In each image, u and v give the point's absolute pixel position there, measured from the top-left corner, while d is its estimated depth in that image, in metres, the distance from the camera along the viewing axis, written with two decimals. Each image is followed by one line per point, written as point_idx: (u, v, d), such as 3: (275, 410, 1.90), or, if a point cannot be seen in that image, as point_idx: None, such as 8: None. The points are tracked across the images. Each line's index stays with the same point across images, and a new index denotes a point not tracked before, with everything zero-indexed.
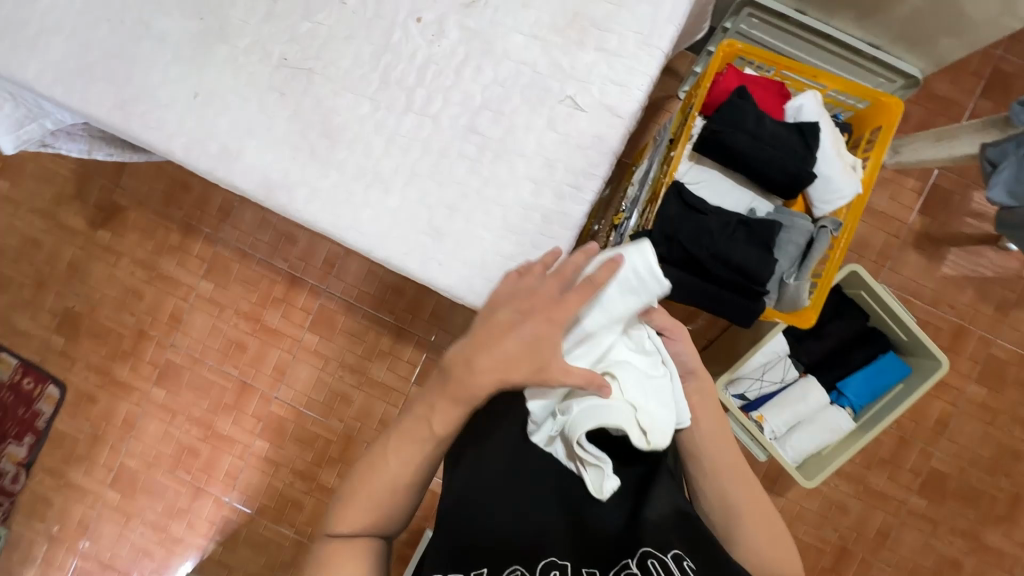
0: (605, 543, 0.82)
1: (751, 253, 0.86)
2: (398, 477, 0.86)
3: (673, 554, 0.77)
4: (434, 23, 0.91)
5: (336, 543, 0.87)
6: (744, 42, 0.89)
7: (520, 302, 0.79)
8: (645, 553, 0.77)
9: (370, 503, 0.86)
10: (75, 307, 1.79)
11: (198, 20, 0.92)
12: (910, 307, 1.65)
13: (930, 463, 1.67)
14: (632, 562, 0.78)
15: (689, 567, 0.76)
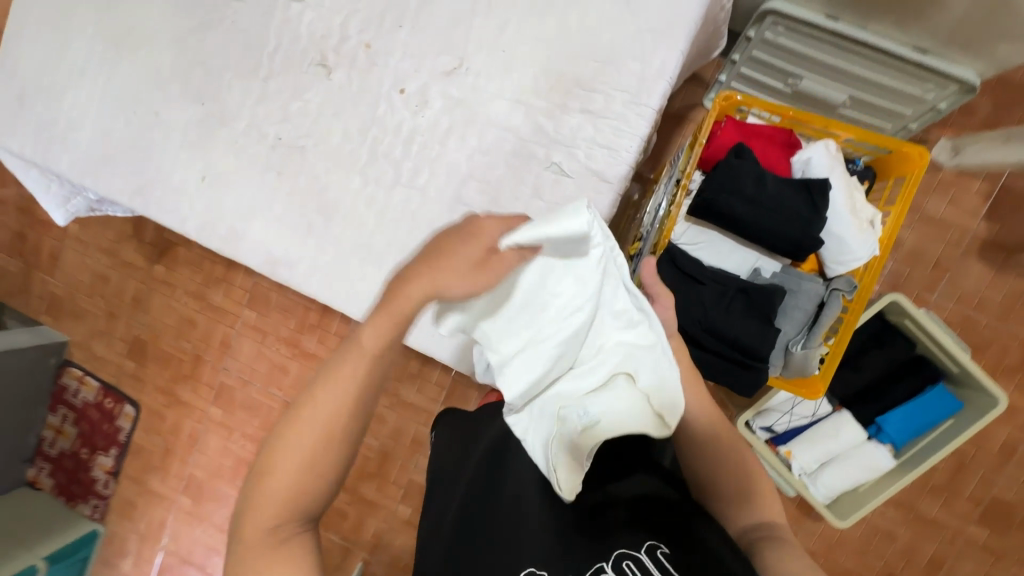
0: (575, 536, 0.78)
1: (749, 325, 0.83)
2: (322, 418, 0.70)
3: (648, 547, 0.74)
4: (416, 94, 0.90)
5: (273, 535, 0.70)
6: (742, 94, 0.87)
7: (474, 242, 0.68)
8: (620, 554, 0.74)
9: (297, 465, 0.70)
10: (141, 335, 1.99)
11: (200, 106, 0.97)
12: (973, 323, 1.49)
13: (993, 491, 1.53)
14: (606, 564, 0.73)
15: (665, 555, 0.73)
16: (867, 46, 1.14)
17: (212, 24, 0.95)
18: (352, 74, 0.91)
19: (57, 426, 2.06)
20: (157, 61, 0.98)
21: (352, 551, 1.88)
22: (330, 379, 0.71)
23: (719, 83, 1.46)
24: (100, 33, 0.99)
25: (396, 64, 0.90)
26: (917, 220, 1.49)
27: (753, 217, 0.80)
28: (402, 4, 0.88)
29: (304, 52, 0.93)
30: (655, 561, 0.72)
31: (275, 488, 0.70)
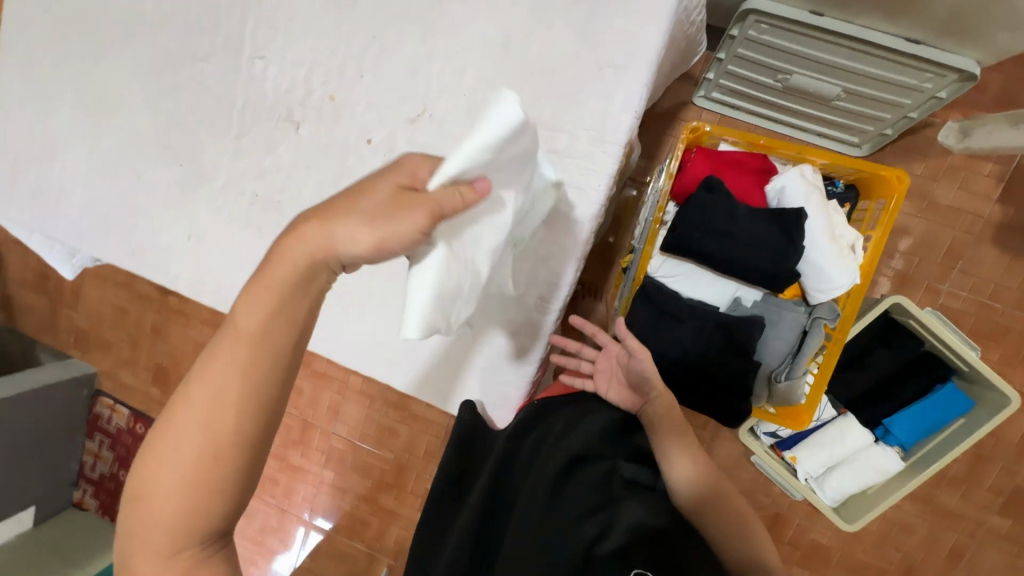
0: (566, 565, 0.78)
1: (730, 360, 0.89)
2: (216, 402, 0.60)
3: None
4: (384, 142, 0.90)
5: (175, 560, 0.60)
6: (709, 125, 0.94)
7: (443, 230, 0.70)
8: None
9: (188, 458, 0.59)
10: (163, 363, 2.07)
11: (179, 167, 0.99)
12: (988, 312, 1.44)
13: (1015, 481, 1.48)
14: None
15: None
16: (856, 41, 1.08)
17: (183, 86, 0.97)
18: (320, 127, 0.92)
19: (94, 451, 2.16)
20: (136, 125, 1.00)
21: (377, 557, 1.95)
22: (207, 371, 0.61)
23: (707, 81, 1.41)
24: (80, 101, 1.02)
25: (361, 114, 0.90)
26: (925, 208, 1.43)
27: (727, 252, 0.84)
28: (362, 54, 0.88)
29: (272, 108, 0.93)
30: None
31: (166, 481, 0.59)
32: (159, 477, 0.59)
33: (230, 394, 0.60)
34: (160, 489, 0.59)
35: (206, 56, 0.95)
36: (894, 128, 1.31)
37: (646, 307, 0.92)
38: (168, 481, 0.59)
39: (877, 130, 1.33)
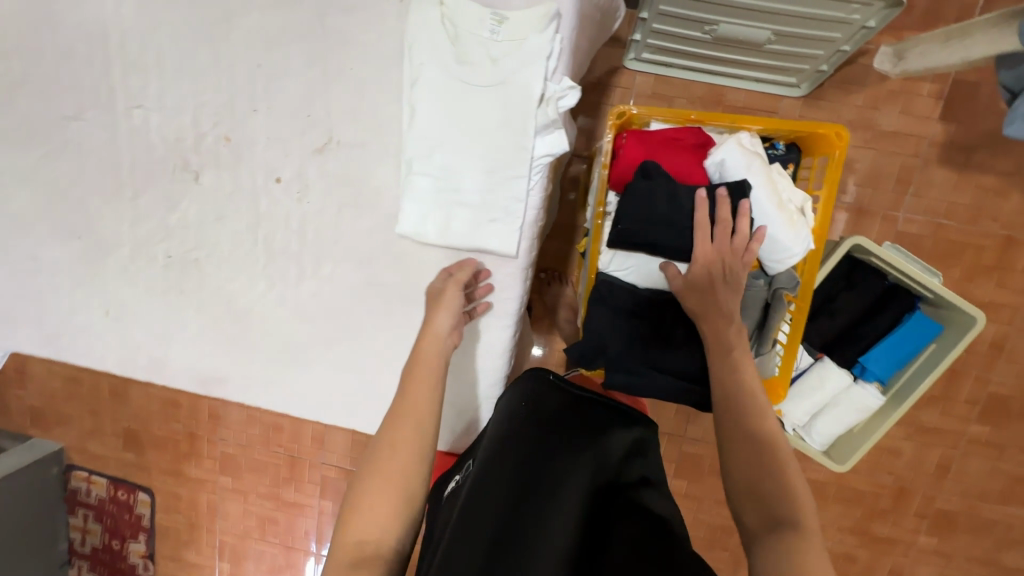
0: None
1: (694, 355, 0.90)
2: (404, 437, 0.69)
3: None
4: (295, 179, 0.82)
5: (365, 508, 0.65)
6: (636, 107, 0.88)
7: (483, 209, 0.76)
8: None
9: (392, 481, 0.66)
10: (131, 426, 1.97)
11: (77, 240, 0.89)
12: (944, 231, 1.44)
13: (988, 389, 1.52)
14: None
15: None
16: None
17: (58, 151, 0.86)
18: (222, 173, 0.83)
19: (81, 526, 2.06)
20: (14, 201, 0.89)
21: None
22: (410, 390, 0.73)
23: (635, 42, 1.34)
24: None
25: (263, 151, 0.81)
26: (870, 138, 1.41)
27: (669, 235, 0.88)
28: (250, 87, 0.79)
29: (164, 161, 0.84)
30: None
31: (371, 507, 0.65)
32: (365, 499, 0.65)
33: (410, 427, 0.70)
34: (364, 516, 0.65)
35: (77, 114, 0.84)
36: (829, 63, 1.28)
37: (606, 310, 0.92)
38: (370, 504, 0.65)
39: (813, 67, 1.28)
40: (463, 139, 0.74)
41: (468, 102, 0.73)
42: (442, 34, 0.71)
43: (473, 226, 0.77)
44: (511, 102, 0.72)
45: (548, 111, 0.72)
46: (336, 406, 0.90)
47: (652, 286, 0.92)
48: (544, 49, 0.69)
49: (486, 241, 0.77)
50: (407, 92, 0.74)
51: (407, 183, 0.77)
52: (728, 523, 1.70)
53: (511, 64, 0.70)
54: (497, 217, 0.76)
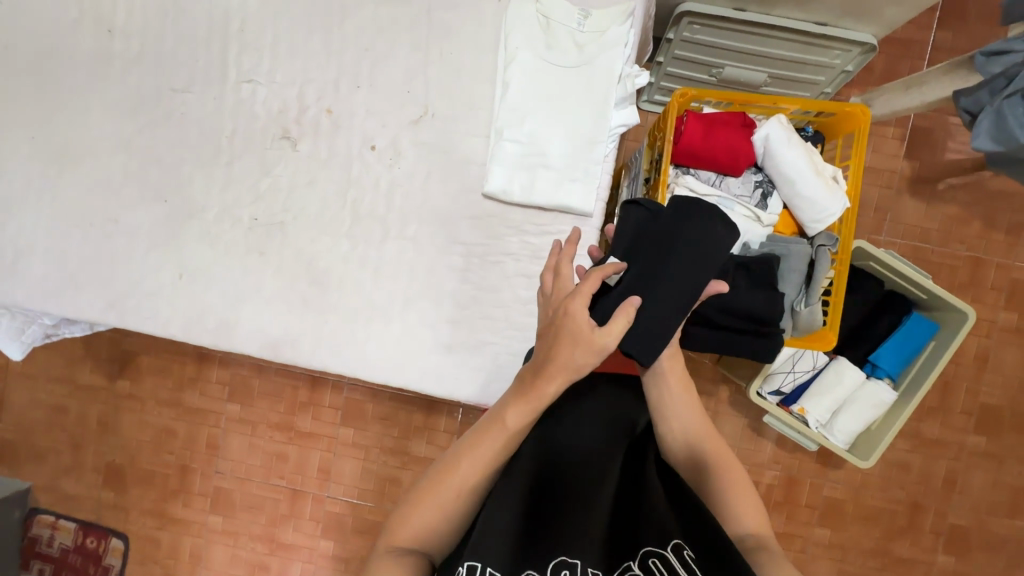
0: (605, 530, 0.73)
1: (758, 296, 0.86)
2: (467, 483, 0.74)
3: (673, 544, 0.68)
4: (389, 147, 0.91)
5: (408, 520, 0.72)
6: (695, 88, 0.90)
7: (569, 169, 0.86)
8: (645, 552, 0.69)
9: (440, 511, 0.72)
10: (116, 459, 1.82)
11: (164, 203, 0.94)
12: (921, 253, 1.63)
13: (979, 400, 1.64)
14: (632, 562, 0.69)
15: (690, 556, 0.67)
16: (772, 28, 1.24)
17: (163, 121, 0.93)
18: (319, 142, 0.91)
19: None
20: (107, 166, 0.94)
21: None
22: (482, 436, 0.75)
23: (649, 85, 1.55)
24: (39, 153, 0.95)
25: (362, 122, 0.91)
26: None
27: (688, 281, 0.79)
28: (356, 66, 0.90)
29: (265, 130, 0.92)
30: (685, 563, 0.67)
31: (418, 518, 0.72)
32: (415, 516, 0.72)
33: (476, 476, 0.74)
34: (412, 527, 0.72)
35: (187, 87, 0.92)
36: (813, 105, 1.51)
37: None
38: (418, 519, 0.72)
39: None
40: (550, 112, 0.86)
41: (557, 81, 0.86)
42: (536, 25, 0.85)
43: (557, 187, 0.86)
44: (594, 80, 0.85)
45: (624, 88, 0.86)
46: (406, 368, 0.91)
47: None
48: (624, 37, 0.84)
49: (569, 198, 0.86)
50: (504, 72, 0.86)
51: (495, 149, 0.87)
52: None
53: (595, 49, 0.84)
54: (580, 177, 0.86)
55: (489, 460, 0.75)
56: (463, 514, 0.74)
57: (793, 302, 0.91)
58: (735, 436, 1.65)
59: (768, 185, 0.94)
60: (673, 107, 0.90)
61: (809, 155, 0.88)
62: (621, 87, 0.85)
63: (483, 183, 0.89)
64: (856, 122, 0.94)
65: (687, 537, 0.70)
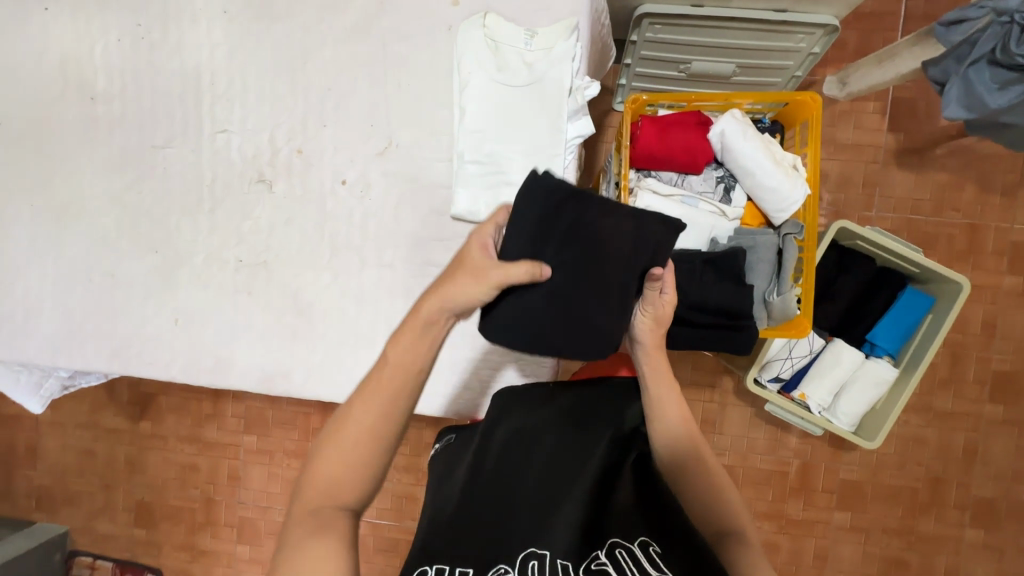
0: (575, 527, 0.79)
1: (726, 290, 0.89)
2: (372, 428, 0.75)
3: (639, 542, 0.76)
4: (358, 179, 0.95)
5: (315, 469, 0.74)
6: (646, 93, 0.94)
7: None
8: (612, 543, 0.76)
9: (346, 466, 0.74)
10: (145, 498, 1.89)
11: (155, 254, 0.99)
12: (915, 225, 1.61)
13: (992, 367, 1.61)
14: (598, 552, 0.75)
15: (655, 552, 0.74)
16: (732, 21, 1.25)
17: (148, 176, 0.99)
18: (292, 181, 0.96)
19: None
20: (101, 223, 1.00)
21: None
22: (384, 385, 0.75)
23: (621, 86, 1.57)
24: (40, 217, 1.01)
25: (332, 158, 0.95)
26: (833, 151, 1.62)
27: (649, 239, 0.82)
28: (321, 106, 0.94)
29: (241, 175, 0.97)
30: (648, 556, 0.74)
31: (325, 473, 0.74)
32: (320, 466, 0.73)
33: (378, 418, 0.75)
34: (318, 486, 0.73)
35: (167, 142, 0.98)
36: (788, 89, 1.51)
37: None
38: (325, 477, 0.73)
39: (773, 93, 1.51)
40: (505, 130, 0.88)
41: (510, 100, 0.88)
42: (486, 50, 0.88)
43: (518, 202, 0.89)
44: (545, 96, 0.88)
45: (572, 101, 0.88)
46: None
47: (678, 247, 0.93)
48: (570, 51, 0.86)
49: None
50: (459, 97, 0.89)
51: (455, 171, 0.91)
52: (772, 537, 1.66)
53: (543, 66, 0.87)
54: None
55: (386, 403, 0.75)
56: (370, 463, 0.74)
57: (765, 293, 0.94)
58: (742, 426, 1.65)
59: (730, 178, 0.95)
60: (628, 114, 0.93)
61: (767, 146, 0.90)
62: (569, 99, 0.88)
63: (450, 206, 0.93)
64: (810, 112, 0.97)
65: (654, 534, 0.77)
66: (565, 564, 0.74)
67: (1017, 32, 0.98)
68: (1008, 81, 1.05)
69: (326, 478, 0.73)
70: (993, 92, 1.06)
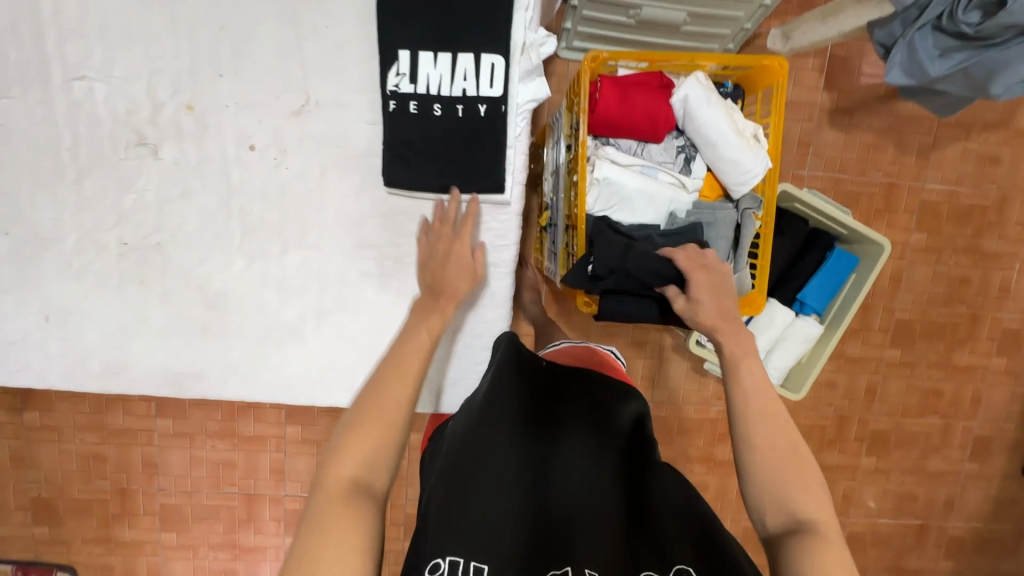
0: (604, 534, 0.74)
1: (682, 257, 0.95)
2: (404, 403, 0.73)
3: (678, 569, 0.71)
4: (269, 145, 0.91)
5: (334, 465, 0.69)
6: (607, 52, 0.95)
7: (460, 164, 0.91)
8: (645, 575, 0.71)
9: (372, 443, 0.70)
10: (42, 494, 1.69)
11: (5, 236, 0.92)
12: (842, 184, 1.67)
13: (895, 316, 1.76)
14: None
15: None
16: None
17: None
18: (183, 143, 0.90)
19: None
20: None
21: None
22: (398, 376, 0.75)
23: (566, 31, 1.43)
24: None
25: (233, 117, 0.89)
26: None
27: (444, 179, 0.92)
28: (213, 52, 0.86)
29: (115, 137, 0.89)
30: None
31: (354, 455, 0.69)
32: (348, 446, 0.69)
33: (406, 391, 0.74)
34: (352, 454, 0.69)
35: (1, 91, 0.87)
36: (734, 42, 1.46)
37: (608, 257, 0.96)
38: (361, 444, 0.70)
39: (721, 46, 1.45)
40: (451, 116, 0.89)
41: (456, 79, 0.87)
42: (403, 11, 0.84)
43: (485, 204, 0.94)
44: (495, 62, 0.87)
45: (527, 59, 0.90)
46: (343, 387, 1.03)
47: (636, 223, 0.98)
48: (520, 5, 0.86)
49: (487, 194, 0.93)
50: (393, 75, 0.86)
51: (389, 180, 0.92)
52: (703, 478, 1.79)
53: (484, 37, 0.86)
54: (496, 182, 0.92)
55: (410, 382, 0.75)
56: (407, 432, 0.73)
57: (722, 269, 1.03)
58: (678, 379, 1.72)
59: (691, 149, 1.01)
60: (587, 73, 0.94)
61: (728, 119, 0.94)
62: (524, 59, 0.89)
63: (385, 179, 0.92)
64: (773, 78, 1.00)
65: (692, 561, 0.72)
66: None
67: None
68: (949, 49, 1.05)
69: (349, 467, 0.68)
70: (933, 59, 1.06)
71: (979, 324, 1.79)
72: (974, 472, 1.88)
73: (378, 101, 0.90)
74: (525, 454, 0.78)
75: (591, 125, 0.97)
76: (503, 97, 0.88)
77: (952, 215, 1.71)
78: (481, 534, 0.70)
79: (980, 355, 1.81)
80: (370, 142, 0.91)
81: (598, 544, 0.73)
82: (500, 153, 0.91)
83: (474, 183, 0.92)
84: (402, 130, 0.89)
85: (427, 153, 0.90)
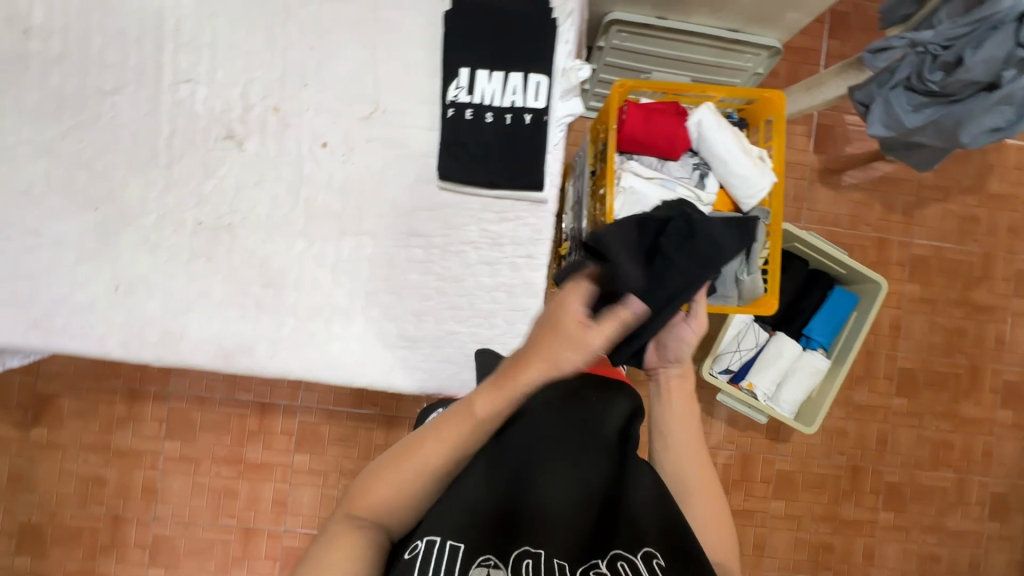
0: (579, 527, 0.79)
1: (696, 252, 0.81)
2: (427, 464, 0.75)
3: (644, 553, 0.76)
4: (339, 143, 1.09)
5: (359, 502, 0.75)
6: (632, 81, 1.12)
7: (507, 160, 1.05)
8: (614, 555, 0.77)
9: (395, 485, 0.75)
10: (32, 519, 1.62)
11: (94, 211, 1.08)
12: (837, 236, 1.80)
13: (898, 364, 1.81)
14: (601, 561, 0.76)
15: (659, 565, 0.75)
16: (694, 34, 1.31)
17: (89, 123, 1.08)
18: (264, 138, 1.08)
19: None
20: None
21: None
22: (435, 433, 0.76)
23: (585, 91, 1.59)
24: None
25: (312, 118, 1.08)
26: None
27: (491, 174, 1.05)
28: (301, 67, 1.07)
29: (207, 131, 1.08)
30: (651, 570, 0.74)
31: (377, 492, 0.75)
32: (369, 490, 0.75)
33: (432, 450, 0.75)
34: (375, 496, 0.75)
35: (116, 89, 1.08)
36: None
37: (674, 255, 0.81)
38: (383, 485, 0.75)
39: None
40: (502, 121, 1.05)
41: (507, 92, 1.05)
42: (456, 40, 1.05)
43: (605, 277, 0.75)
44: (540, 80, 1.05)
45: (566, 79, 1.08)
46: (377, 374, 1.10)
47: None
48: (562, 37, 1.07)
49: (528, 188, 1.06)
50: (454, 87, 1.05)
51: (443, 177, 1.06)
52: None
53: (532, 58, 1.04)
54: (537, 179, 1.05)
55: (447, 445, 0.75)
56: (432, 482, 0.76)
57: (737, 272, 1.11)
58: None
59: (705, 167, 1.14)
60: (616, 98, 1.11)
61: (737, 140, 1.08)
62: (564, 80, 1.08)
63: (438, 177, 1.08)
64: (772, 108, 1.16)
65: (659, 547, 0.77)
66: (563, 564, 0.75)
67: (930, 61, 1.14)
68: (920, 105, 1.21)
69: (372, 508, 0.74)
70: (908, 113, 1.22)
71: (980, 375, 1.83)
72: (995, 532, 1.82)
73: (437, 110, 1.08)
74: (507, 454, 0.83)
75: (618, 142, 1.12)
76: (545, 108, 1.05)
77: (941, 268, 1.83)
78: (464, 522, 0.75)
79: (986, 407, 1.83)
80: (426, 146, 1.09)
81: (570, 539, 0.77)
82: (540, 154, 1.05)
83: (516, 178, 1.05)
84: (456, 133, 1.05)
85: (473, 155, 1.05)
